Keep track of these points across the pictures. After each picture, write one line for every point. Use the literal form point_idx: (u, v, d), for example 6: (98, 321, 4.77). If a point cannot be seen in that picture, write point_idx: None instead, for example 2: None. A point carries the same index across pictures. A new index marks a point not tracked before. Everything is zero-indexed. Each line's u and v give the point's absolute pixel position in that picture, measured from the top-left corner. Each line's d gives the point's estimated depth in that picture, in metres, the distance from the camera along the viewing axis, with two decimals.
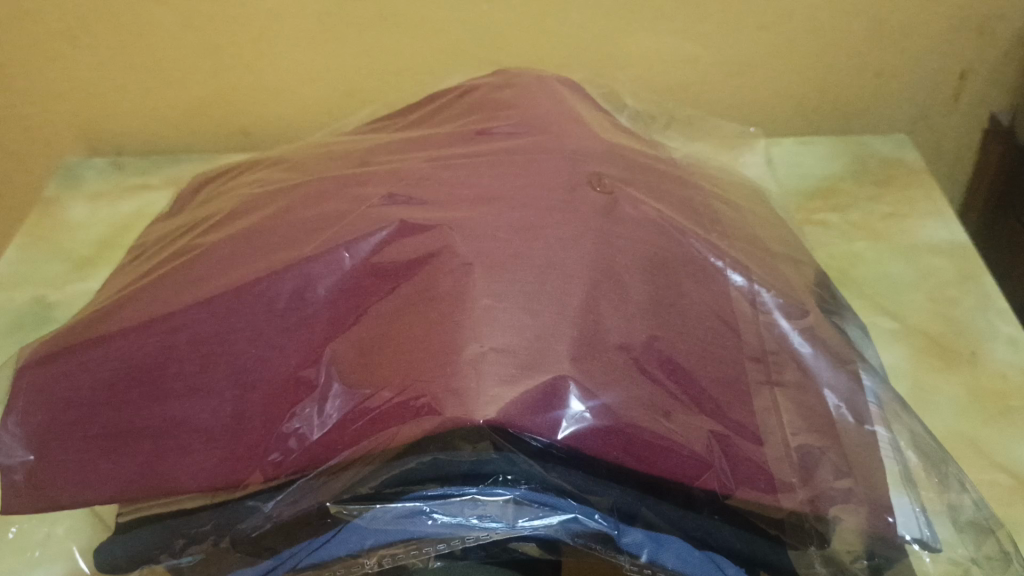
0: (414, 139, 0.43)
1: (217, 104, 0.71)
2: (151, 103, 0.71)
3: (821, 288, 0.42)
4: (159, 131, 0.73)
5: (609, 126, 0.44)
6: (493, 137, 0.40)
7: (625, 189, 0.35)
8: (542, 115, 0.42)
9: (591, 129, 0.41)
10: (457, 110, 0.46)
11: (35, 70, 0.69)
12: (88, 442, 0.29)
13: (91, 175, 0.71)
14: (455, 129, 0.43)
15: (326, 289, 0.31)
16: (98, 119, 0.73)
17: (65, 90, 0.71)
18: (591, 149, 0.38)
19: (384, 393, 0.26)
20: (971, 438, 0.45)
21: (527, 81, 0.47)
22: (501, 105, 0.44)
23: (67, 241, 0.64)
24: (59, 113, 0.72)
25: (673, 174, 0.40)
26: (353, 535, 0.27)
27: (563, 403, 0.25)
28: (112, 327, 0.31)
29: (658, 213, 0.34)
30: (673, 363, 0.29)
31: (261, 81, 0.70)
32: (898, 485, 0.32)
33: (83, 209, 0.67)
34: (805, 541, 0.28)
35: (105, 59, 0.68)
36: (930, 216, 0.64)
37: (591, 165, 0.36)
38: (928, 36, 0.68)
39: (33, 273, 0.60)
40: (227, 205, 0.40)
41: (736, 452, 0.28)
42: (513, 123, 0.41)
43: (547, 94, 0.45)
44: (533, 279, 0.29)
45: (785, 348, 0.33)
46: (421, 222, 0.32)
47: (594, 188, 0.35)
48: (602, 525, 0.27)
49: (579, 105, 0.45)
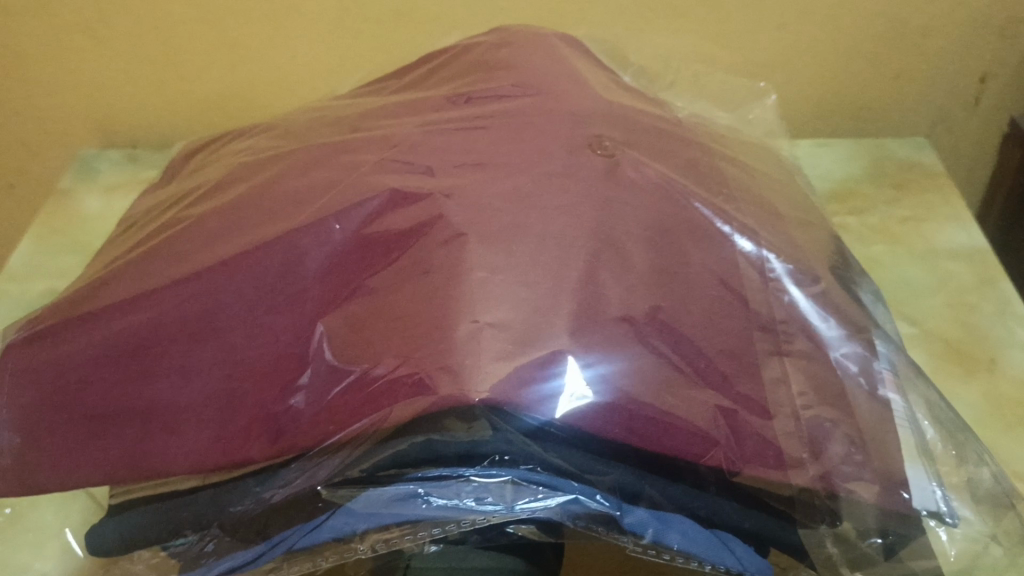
0: (411, 102, 0.42)
1: (232, 99, 0.71)
2: (165, 95, 0.71)
3: (834, 253, 0.41)
4: (173, 122, 0.73)
5: (611, 85, 0.43)
6: (488, 100, 0.39)
7: (627, 152, 0.34)
8: (540, 75, 0.41)
9: (593, 91, 0.40)
10: (453, 70, 0.46)
11: (51, 61, 0.69)
12: (74, 424, 0.29)
13: (105, 168, 0.71)
14: (449, 91, 0.42)
15: (317, 262, 0.30)
16: (113, 111, 0.73)
17: (80, 81, 0.71)
18: (593, 110, 0.37)
19: (378, 368, 0.25)
20: (988, 444, 0.45)
21: (525, 38, 0.47)
22: (500, 65, 0.43)
23: (81, 233, 0.64)
24: (73, 104, 0.72)
25: (675, 133, 0.39)
26: (344, 517, 0.26)
27: (560, 376, 0.25)
28: (101, 305, 0.31)
29: (660, 175, 0.34)
30: (674, 332, 0.28)
31: (275, 75, 0.70)
32: (917, 458, 0.31)
33: (97, 201, 0.67)
34: (816, 519, 0.28)
35: (120, 50, 0.68)
36: (949, 221, 0.63)
37: (593, 127, 0.36)
38: (948, 38, 0.67)
39: (48, 264, 0.60)
40: (218, 174, 0.40)
41: (744, 428, 0.27)
42: (511, 83, 0.41)
43: (546, 53, 0.44)
44: (532, 249, 0.28)
45: (795, 319, 0.31)
46: (414, 190, 0.31)
47: (594, 150, 0.34)
48: (604, 506, 0.26)
49: (579, 64, 0.45)
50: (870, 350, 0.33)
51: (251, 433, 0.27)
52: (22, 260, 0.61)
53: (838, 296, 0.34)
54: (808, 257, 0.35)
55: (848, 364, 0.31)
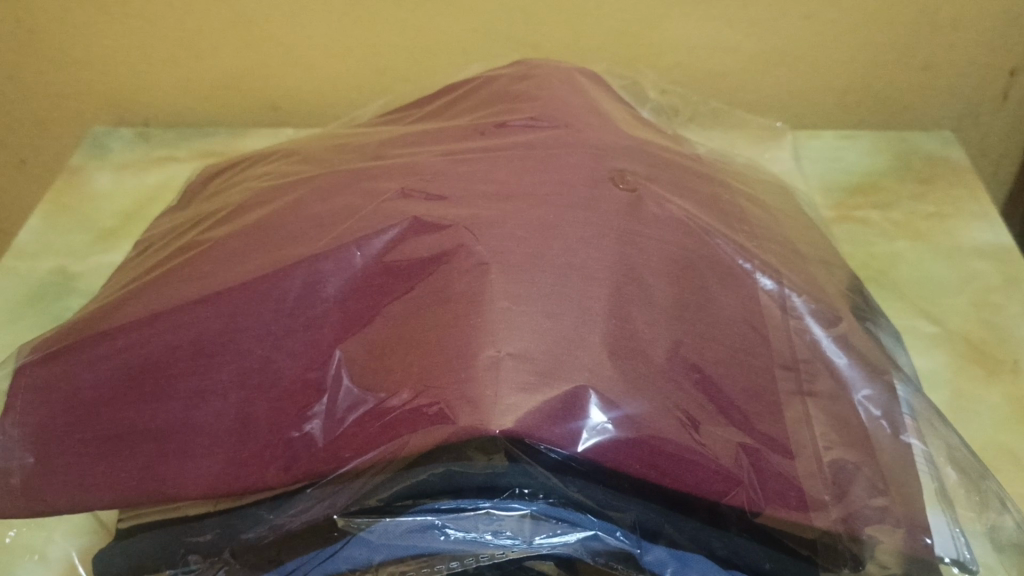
0: (432, 132, 0.41)
1: (246, 78, 0.70)
2: (178, 74, 0.70)
3: (853, 293, 0.41)
4: (186, 102, 0.72)
5: (631, 121, 0.43)
6: (511, 130, 0.39)
7: (649, 187, 0.34)
8: (562, 108, 0.40)
9: (614, 124, 0.39)
10: (474, 101, 0.45)
11: (63, 37, 0.68)
12: (86, 445, 0.28)
13: (117, 145, 0.71)
14: (471, 123, 0.41)
15: (336, 288, 0.29)
16: (125, 89, 0.72)
17: (92, 57, 0.69)
18: (614, 144, 0.36)
19: (397, 396, 0.25)
20: (1011, 448, 0.44)
21: (550, 72, 0.46)
22: (522, 97, 0.43)
23: (92, 211, 0.63)
24: (82, 81, 0.71)
25: (699, 171, 0.38)
26: (360, 549, 0.26)
27: (583, 413, 0.24)
28: (115, 323, 0.30)
29: (685, 212, 0.33)
30: (700, 371, 0.27)
31: (289, 56, 0.68)
32: (936, 503, 0.31)
33: (108, 179, 0.67)
34: (840, 563, 0.27)
35: (132, 28, 0.67)
36: (975, 218, 0.62)
37: (615, 161, 0.35)
38: (980, 31, 0.65)
39: (57, 243, 0.60)
40: (236, 198, 0.39)
41: (766, 468, 0.26)
42: (533, 114, 0.40)
43: (568, 86, 0.44)
44: (553, 281, 0.28)
45: (817, 356, 0.32)
46: (435, 220, 0.31)
47: (617, 184, 0.33)
48: (624, 543, 0.25)
49: (603, 101, 0.44)
50: (892, 394, 0.33)
51: (264, 459, 0.26)
52: (37, 239, 0.60)
53: (860, 339, 0.34)
54: (830, 296, 0.35)
55: (870, 407, 0.32)
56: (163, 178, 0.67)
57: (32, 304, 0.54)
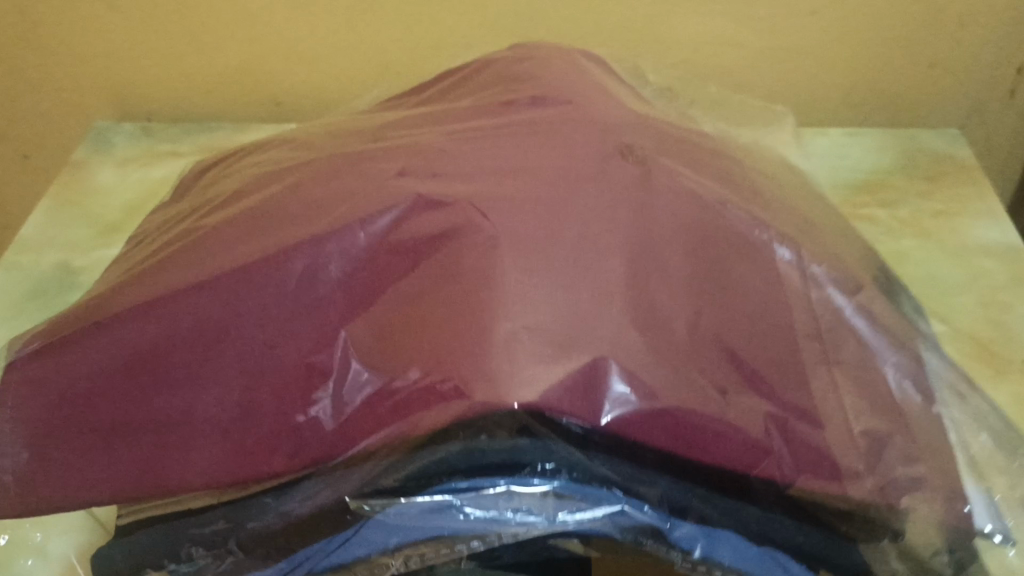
0: (437, 113, 0.41)
1: (249, 71, 0.70)
2: (182, 67, 0.70)
3: (873, 266, 0.40)
4: (188, 96, 0.72)
5: (640, 103, 0.42)
6: (518, 108, 0.38)
7: (658, 160, 0.33)
8: (569, 87, 0.40)
9: (622, 104, 0.39)
10: (473, 86, 0.45)
11: (67, 29, 0.68)
12: (88, 429, 0.28)
13: (121, 140, 0.70)
14: (474, 104, 0.41)
15: (344, 270, 0.29)
16: (128, 82, 0.71)
17: (97, 51, 0.69)
18: (624, 122, 0.36)
19: (408, 373, 0.25)
20: None
21: (548, 54, 0.46)
22: (520, 78, 0.42)
23: (96, 206, 0.63)
24: (87, 75, 0.71)
25: (708, 147, 0.38)
26: (377, 532, 0.26)
27: (607, 385, 0.23)
28: (106, 312, 0.29)
29: (695, 184, 0.32)
30: (721, 342, 0.27)
31: (293, 49, 0.68)
32: (971, 474, 0.32)
33: (112, 173, 0.67)
34: (877, 534, 0.28)
35: (136, 19, 0.67)
36: (984, 217, 0.61)
37: (623, 136, 0.34)
38: (989, 27, 0.65)
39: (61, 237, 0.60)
40: (234, 184, 0.38)
41: (794, 436, 0.26)
42: (536, 92, 0.39)
43: (569, 66, 0.43)
44: (564, 253, 0.27)
45: (842, 321, 0.31)
46: (438, 197, 0.30)
47: (626, 158, 0.33)
48: (652, 518, 0.25)
49: (608, 83, 0.43)
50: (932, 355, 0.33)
51: (268, 445, 0.26)
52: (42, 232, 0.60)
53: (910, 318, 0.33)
54: (851, 267, 0.35)
55: (899, 379, 0.32)
56: (169, 171, 0.67)
57: (37, 299, 0.54)
